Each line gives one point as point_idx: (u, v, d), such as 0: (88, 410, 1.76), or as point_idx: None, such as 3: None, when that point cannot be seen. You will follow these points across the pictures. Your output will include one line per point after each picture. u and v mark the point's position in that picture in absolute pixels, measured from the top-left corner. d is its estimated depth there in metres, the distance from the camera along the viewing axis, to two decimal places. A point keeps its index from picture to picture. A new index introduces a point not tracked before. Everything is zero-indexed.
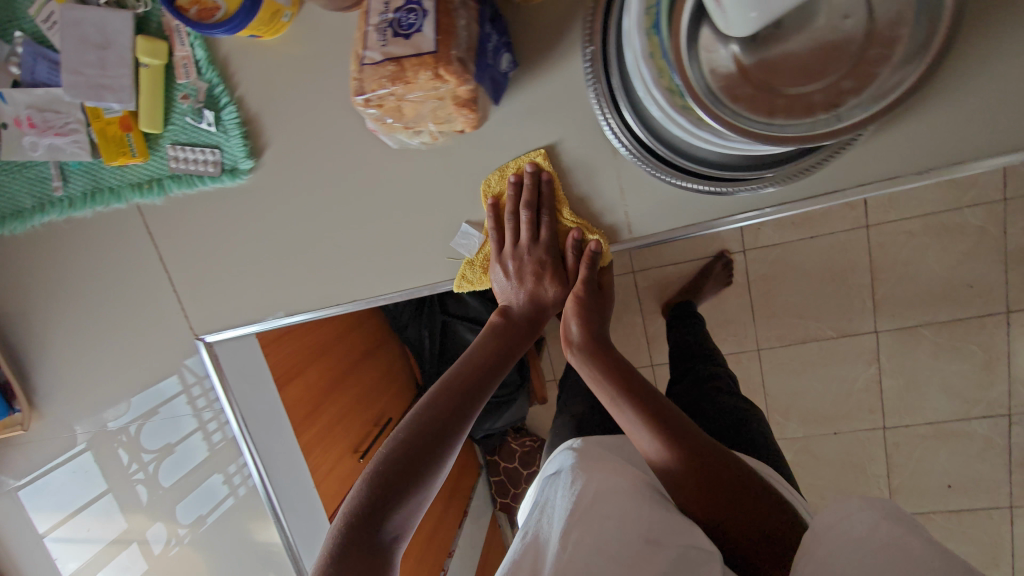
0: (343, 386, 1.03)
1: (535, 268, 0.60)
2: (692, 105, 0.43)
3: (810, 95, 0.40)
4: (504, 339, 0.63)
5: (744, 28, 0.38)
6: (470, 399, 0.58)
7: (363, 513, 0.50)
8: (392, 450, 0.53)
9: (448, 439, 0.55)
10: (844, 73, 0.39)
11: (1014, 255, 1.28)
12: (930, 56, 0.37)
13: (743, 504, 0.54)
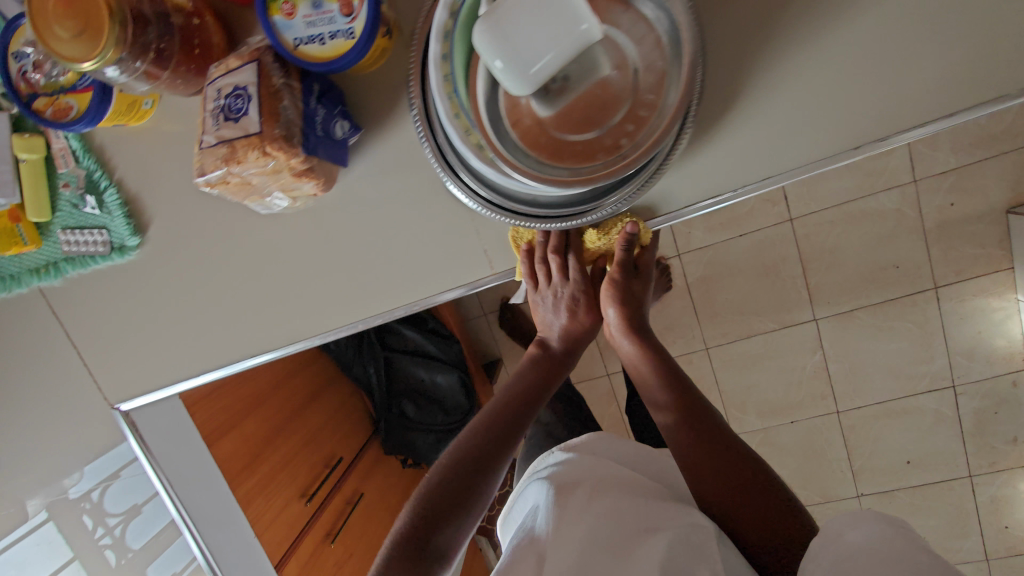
0: (286, 433, 1.05)
1: (571, 298, 0.68)
2: (496, 158, 0.47)
3: (600, 138, 0.45)
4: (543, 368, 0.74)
5: (526, 87, 0.41)
6: (513, 422, 0.69)
7: (422, 520, 0.60)
8: (447, 466, 0.65)
9: (498, 458, 0.66)
10: (624, 116, 0.44)
11: (932, 233, 1.32)
12: (684, 91, 0.43)
13: (755, 494, 0.61)
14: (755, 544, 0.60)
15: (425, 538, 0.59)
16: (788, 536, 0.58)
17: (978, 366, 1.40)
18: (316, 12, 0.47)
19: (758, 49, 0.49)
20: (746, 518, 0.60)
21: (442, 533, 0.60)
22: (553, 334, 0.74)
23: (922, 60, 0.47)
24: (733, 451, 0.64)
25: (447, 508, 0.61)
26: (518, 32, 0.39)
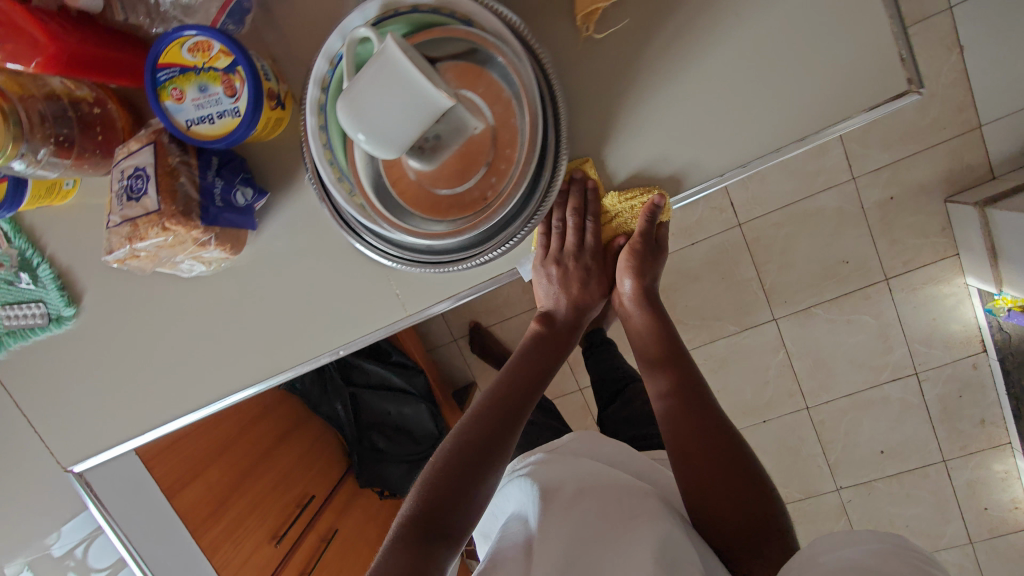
0: (255, 476, 1.07)
1: (580, 270, 0.70)
2: (379, 219, 0.50)
3: (470, 191, 0.49)
4: (546, 347, 0.74)
5: (386, 150, 0.45)
6: (512, 413, 0.68)
7: (425, 507, 0.58)
8: (448, 455, 0.63)
9: (497, 448, 0.64)
10: (487, 170, 0.48)
11: (876, 227, 1.36)
12: (530, 138, 0.46)
13: (745, 491, 0.65)
14: (736, 544, 0.64)
15: (430, 523, 0.57)
16: (769, 538, 0.63)
17: (938, 352, 1.42)
18: (203, 94, 0.50)
19: (618, 92, 0.53)
20: (729, 519, 0.64)
21: (447, 521, 0.58)
22: (559, 308, 0.74)
23: (768, 89, 0.51)
24: (729, 442, 0.67)
25: (451, 495, 0.59)
26: (373, 110, 0.43)
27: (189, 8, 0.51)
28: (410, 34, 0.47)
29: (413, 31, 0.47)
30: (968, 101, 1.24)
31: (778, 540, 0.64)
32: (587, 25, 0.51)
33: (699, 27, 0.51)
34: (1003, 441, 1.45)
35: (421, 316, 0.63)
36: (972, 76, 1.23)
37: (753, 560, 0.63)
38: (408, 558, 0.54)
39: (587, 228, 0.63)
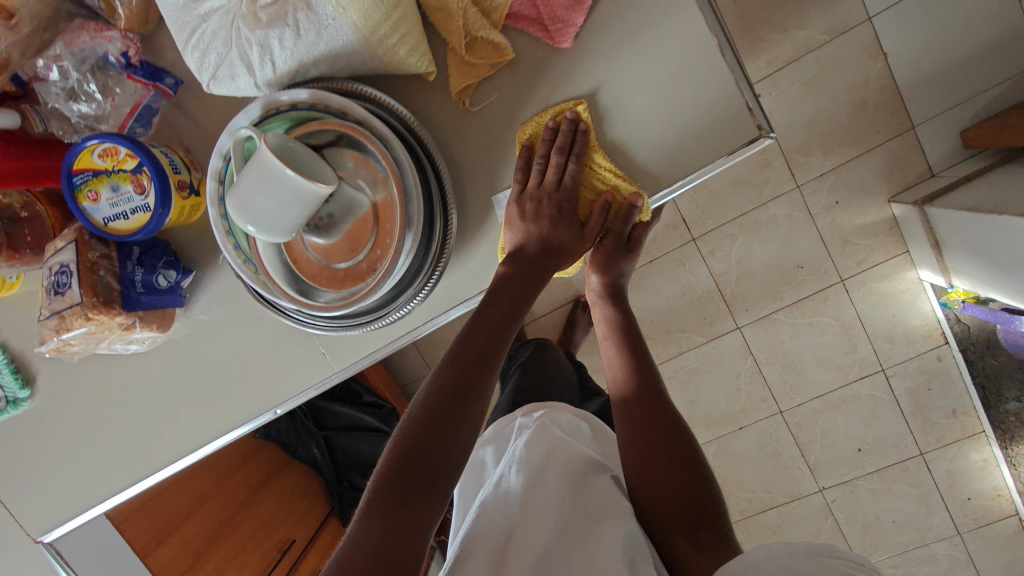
0: (233, 526, 1.10)
1: (551, 213, 0.59)
2: (285, 293, 0.54)
3: (358, 265, 0.53)
4: (513, 284, 0.59)
5: (277, 232, 0.49)
6: (482, 367, 0.58)
7: (393, 488, 0.51)
8: (414, 426, 0.54)
9: (477, 396, 0.57)
10: (373, 245, 0.53)
11: (827, 230, 1.39)
12: (402, 214, 0.51)
13: (685, 474, 0.63)
14: (673, 528, 0.61)
15: (406, 482, 0.51)
16: (709, 526, 0.60)
17: (902, 347, 1.44)
18: (115, 194, 0.55)
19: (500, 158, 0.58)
20: (666, 502, 0.62)
21: (422, 501, 0.51)
22: (527, 241, 0.59)
23: (636, 142, 0.55)
24: (676, 428, 0.67)
25: (421, 472, 0.52)
26: (256, 207, 0.47)
27: (96, 117, 0.56)
28: (290, 130, 0.51)
29: (292, 127, 0.51)
30: (898, 105, 1.28)
31: (717, 531, 0.59)
32: (464, 99, 0.56)
33: (566, 94, 0.55)
34: (977, 431, 1.46)
35: (350, 372, 0.68)
36: (898, 81, 1.27)
37: (691, 547, 0.58)
38: (381, 521, 0.48)
39: (569, 173, 0.56)
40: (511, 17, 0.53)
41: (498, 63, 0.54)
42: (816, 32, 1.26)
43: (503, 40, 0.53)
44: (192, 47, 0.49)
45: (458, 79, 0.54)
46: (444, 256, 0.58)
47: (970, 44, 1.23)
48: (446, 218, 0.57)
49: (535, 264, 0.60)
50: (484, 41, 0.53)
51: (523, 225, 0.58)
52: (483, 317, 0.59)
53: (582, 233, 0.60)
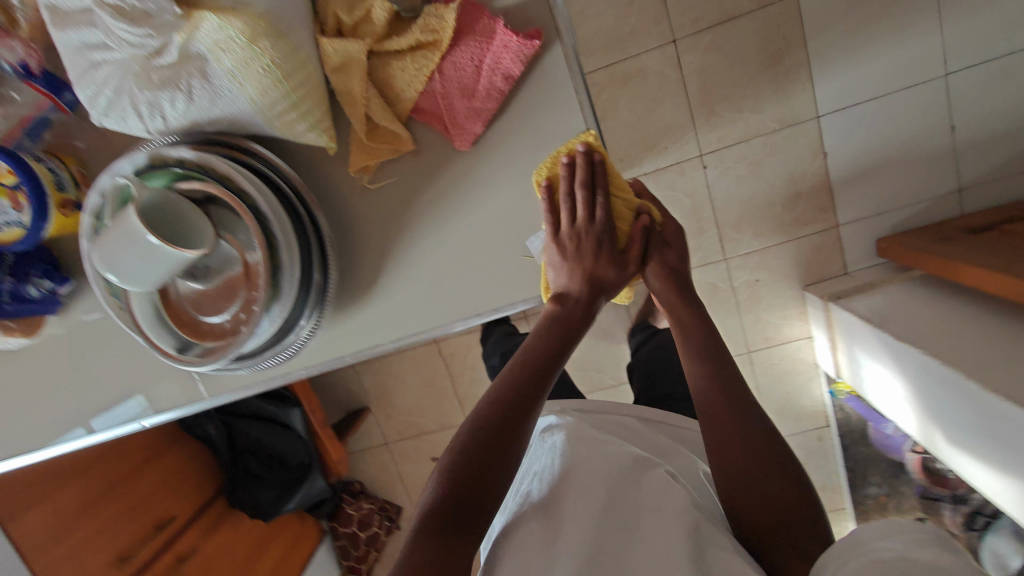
0: (114, 495, 1.12)
1: (594, 247, 0.55)
2: (149, 330, 0.55)
3: (221, 324, 0.55)
4: (563, 317, 0.56)
5: (134, 283, 0.50)
6: (539, 378, 0.54)
7: (442, 511, 0.46)
8: (472, 437, 0.49)
9: (530, 411, 0.52)
10: (239, 308, 0.54)
11: (745, 303, 1.45)
12: (263, 280, 0.52)
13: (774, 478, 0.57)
14: (757, 530, 0.57)
15: (457, 505, 0.46)
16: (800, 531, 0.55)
17: (791, 421, 1.55)
18: None
19: (392, 232, 0.60)
20: (749, 518, 0.57)
21: (483, 513, 0.47)
22: (573, 280, 0.55)
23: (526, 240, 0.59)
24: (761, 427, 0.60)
25: (480, 492, 0.47)
26: (120, 262, 0.48)
27: None
28: (172, 184, 0.53)
29: (174, 181, 0.53)
30: (828, 203, 1.35)
31: (813, 531, 0.55)
32: (363, 175, 0.58)
33: (461, 190, 0.58)
34: (840, 505, 1.59)
35: (225, 398, 0.70)
36: (833, 181, 1.33)
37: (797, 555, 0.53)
38: (429, 548, 0.44)
39: (599, 206, 0.54)
40: (415, 111, 0.55)
41: (398, 149, 0.56)
42: (767, 119, 1.30)
43: (403, 131, 0.55)
44: (83, 85, 0.48)
45: (359, 159, 0.56)
46: (321, 319, 0.62)
47: (900, 161, 1.30)
48: (325, 274, 0.60)
49: (589, 298, 0.56)
50: (385, 129, 0.55)
51: (568, 265, 0.55)
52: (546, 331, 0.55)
53: (627, 259, 0.57)
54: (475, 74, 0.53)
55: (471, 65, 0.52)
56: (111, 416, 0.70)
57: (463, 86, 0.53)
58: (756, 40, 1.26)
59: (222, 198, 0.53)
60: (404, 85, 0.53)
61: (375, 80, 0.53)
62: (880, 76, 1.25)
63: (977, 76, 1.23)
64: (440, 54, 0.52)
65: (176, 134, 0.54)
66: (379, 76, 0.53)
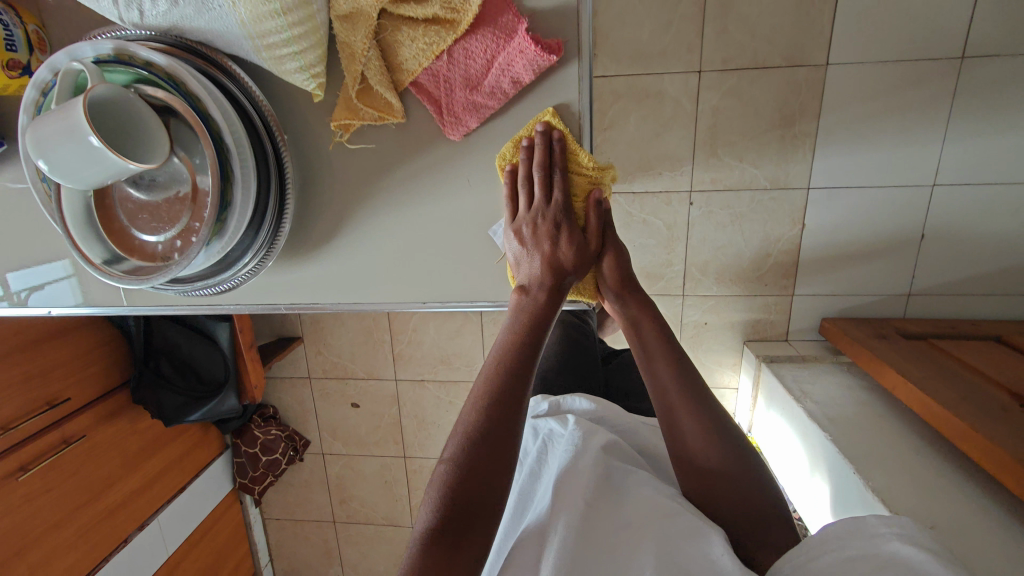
0: (15, 360, 1.06)
1: (550, 230, 0.55)
2: (76, 231, 0.51)
3: (155, 246, 0.53)
4: (541, 314, 0.54)
5: (69, 180, 0.47)
6: (524, 370, 0.51)
7: (441, 526, 0.43)
8: (463, 439, 0.47)
9: (517, 415, 0.49)
10: (177, 235, 0.52)
11: (687, 341, 1.49)
12: (209, 212, 0.50)
13: (743, 484, 0.61)
14: (738, 523, 0.60)
15: (456, 520, 0.44)
16: (773, 526, 0.60)
17: None
18: None
19: (359, 198, 0.58)
20: (729, 513, 0.60)
21: (483, 519, 0.45)
22: (532, 264, 0.55)
23: (489, 245, 0.58)
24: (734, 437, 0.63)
25: (476, 499, 0.45)
26: (55, 154, 0.45)
27: None
28: (132, 85, 0.49)
29: (136, 83, 0.49)
30: (791, 271, 1.39)
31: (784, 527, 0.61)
32: (342, 133, 0.55)
33: (436, 178, 0.56)
34: None
35: (144, 307, 0.69)
36: (802, 252, 1.37)
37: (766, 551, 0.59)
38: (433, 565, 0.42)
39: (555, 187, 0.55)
40: (414, 85, 0.53)
41: (384, 117, 0.54)
42: (761, 176, 1.32)
43: (396, 101, 0.53)
44: None
45: (342, 115, 0.53)
46: (263, 264, 0.60)
47: (865, 252, 1.35)
48: (284, 214, 0.58)
49: (554, 283, 0.55)
50: (378, 93, 0.53)
51: (524, 248, 0.55)
52: (524, 337, 0.53)
53: (585, 239, 0.56)
54: (484, 69, 0.51)
55: (483, 57, 0.51)
56: (30, 274, 0.67)
57: (470, 76, 0.52)
58: (775, 97, 1.26)
59: (184, 117, 0.49)
60: (407, 55, 0.51)
61: (380, 41, 0.51)
62: (875, 167, 1.28)
63: (958, 196, 1.28)
64: (453, 38, 0.50)
65: (154, 31, 0.51)
66: (385, 38, 0.51)
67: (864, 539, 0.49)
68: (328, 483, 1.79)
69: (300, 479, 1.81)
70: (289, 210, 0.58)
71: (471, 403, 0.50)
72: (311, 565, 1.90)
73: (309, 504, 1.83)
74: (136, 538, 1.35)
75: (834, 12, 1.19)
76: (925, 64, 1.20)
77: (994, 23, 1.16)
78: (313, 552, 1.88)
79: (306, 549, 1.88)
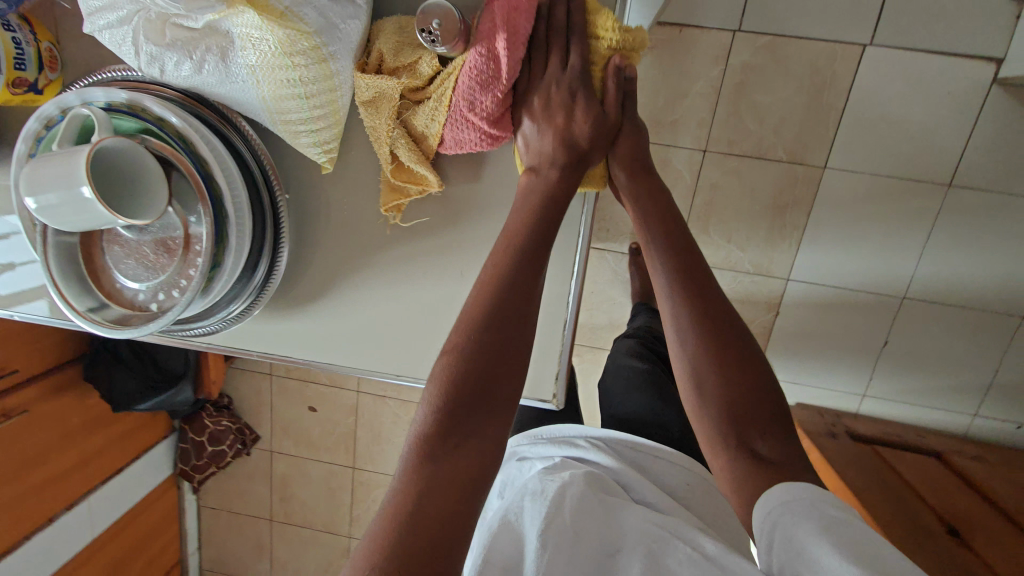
0: None
1: (563, 98, 0.54)
2: (56, 272, 0.52)
3: (135, 293, 0.54)
4: (551, 202, 0.54)
5: (57, 224, 0.46)
6: (525, 292, 0.50)
7: (441, 420, 0.45)
8: (465, 342, 0.48)
9: (517, 323, 0.49)
10: (159, 286, 0.53)
11: None
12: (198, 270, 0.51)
13: (748, 382, 0.54)
14: (745, 432, 0.53)
15: (456, 413, 0.46)
16: (779, 424, 0.53)
17: None
18: None
19: (353, 267, 0.61)
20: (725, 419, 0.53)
21: (484, 417, 0.47)
22: (542, 138, 0.55)
23: None
24: (741, 329, 0.57)
25: (476, 392, 0.47)
26: (44, 198, 0.44)
27: None
28: (140, 134, 0.51)
29: (144, 133, 0.51)
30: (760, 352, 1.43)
31: (795, 438, 0.53)
32: (395, 215, 0.58)
33: (432, 263, 0.60)
34: None
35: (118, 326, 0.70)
36: (772, 336, 1.41)
37: (750, 460, 0.52)
38: (435, 466, 0.44)
39: (571, 56, 0.55)
40: (441, 151, 0.57)
41: (425, 189, 0.57)
42: (747, 258, 1.35)
43: (430, 174, 0.56)
44: (103, 17, 0.46)
45: (390, 197, 0.57)
46: (246, 313, 0.61)
47: (832, 346, 1.39)
48: (278, 255, 0.59)
49: (564, 161, 0.54)
50: (411, 168, 0.56)
51: (535, 120, 0.55)
52: (525, 248, 0.52)
53: (598, 110, 0.55)
54: (489, 60, 0.51)
55: (483, 53, 0.51)
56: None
57: (483, 78, 0.52)
58: (772, 187, 1.29)
59: (185, 173, 0.50)
60: (427, 122, 0.55)
61: (403, 119, 0.55)
62: (853, 269, 1.33)
63: (927, 310, 1.32)
64: (456, 64, 0.52)
65: (176, 94, 0.54)
66: (405, 117, 0.55)
67: (850, 535, 0.42)
68: (271, 480, 1.76)
69: (243, 472, 1.77)
70: (280, 265, 0.59)
71: (464, 318, 0.50)
72: (240, 558, 1.86)
73: (248, 498, 1.79)
74: (61, 518, 1.31)
75: (840, 118, 1.23)
76: (916, 184, 1.25)
77: (987, 158, 1.21)
78: (244, 546, 1.84)
79: (238, 542, 1.84)
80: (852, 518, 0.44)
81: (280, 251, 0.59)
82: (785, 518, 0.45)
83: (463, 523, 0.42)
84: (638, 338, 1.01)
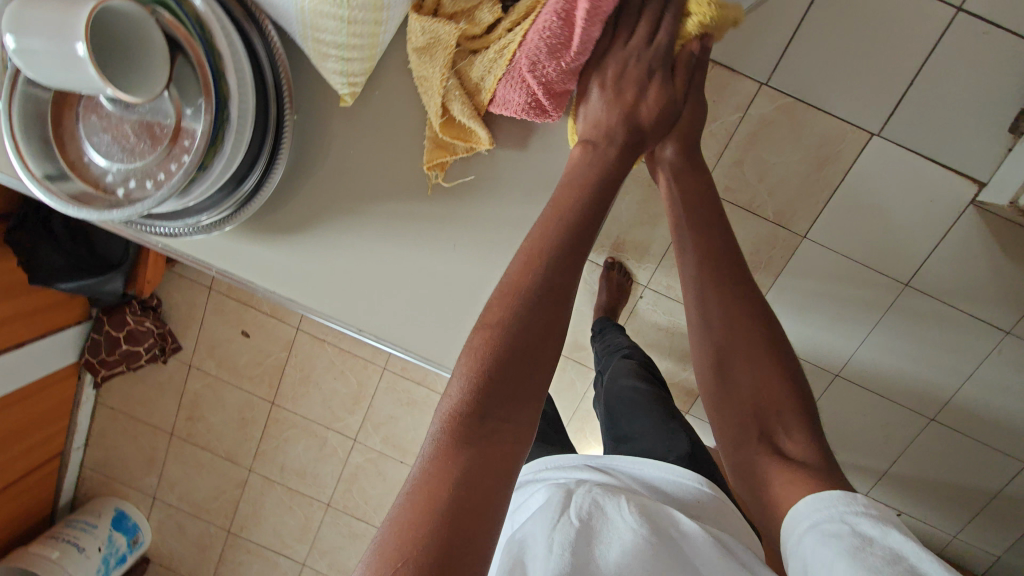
0: None
1: (638, 73, 0.56)
2: (21, 127, 0.48)
3: (103, 174, 0.50)
4: (608, 168, 0.54)
5: (35, 76, 0.42)
6: (574, 262, 0.49)
7: (481, 398, 0.43)
8: (508, 316, 0.45)
9: (564, 298, 0.47)
10: (136, 174, 0.50)
11: None
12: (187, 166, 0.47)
13: (770, 386, 0.57)
14: (753, 447, 0.56)
15: (496, 393, 0.43)
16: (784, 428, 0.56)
17: None
18: None
19: (339, 203, 0.60)
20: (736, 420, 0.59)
21: (522, 398, 0.44)
22: (608, 111, 0.55)
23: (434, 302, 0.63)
24: (766, 319, 0.60)
25: (516, 370, 0.44)
26: (30, 44, 0.40)
27: None
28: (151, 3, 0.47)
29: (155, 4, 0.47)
30: None
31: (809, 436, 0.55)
32: (438, 173, 0.58)
33: (424, 229, 0.60)
34: None
35: None
36: None
37: (778, 455, 0.55)
38: (473, 447, 0.41)
39: (661, 31, 0.56)
40: (493, 107, 0.55)
41: (472, 147, 0.57)
42: None
43: (482, 132, 0.55)
44: None
45: (436, 153, 0.57)
46: (213, 227, 0.57)
47: None
48: (270, 172, 0.56)
49: (624, 139, 0.55)
50: (461, 123, 0.56)
51: (603, 91, 0.56)
52: (580, 222, 0.50)
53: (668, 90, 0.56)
54: (563, 23, 0.50)
55: (558, 17, 0.50)
56: None
57: (553, 43, 0.51)
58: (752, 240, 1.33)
59: (195, 63, 0.47)
60: (483, 74, 0.54)
61: (457, 70, 0.54)
62: (801, 337, 1.39)
63: (854, 391, 1.41)
64: (529, 20, 0.51)
65: None
66: (461, 67, 0.54)
67: (877, 550, 0.44)
68: (182, 394, 1.68)
69: (155, 380, 1.68)
70: (269, 182, 0.56)
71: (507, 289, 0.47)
72: (128, 466, 1.77)
73: (153, 407, 1.71)
74: None
75: (831, 195, 1.27)
76: (878, 275, 1.31)
77: (946, 269, 1.28)
78: (136, 455, 1.75)
79: (130, 448, 1.75)
80: (881, 537, 0.45)
81: (271, 168, 0.56)
82: (811, 532, 0.48)
83: (498, 512, 0.40)
84: (638, 360, 1.02)
